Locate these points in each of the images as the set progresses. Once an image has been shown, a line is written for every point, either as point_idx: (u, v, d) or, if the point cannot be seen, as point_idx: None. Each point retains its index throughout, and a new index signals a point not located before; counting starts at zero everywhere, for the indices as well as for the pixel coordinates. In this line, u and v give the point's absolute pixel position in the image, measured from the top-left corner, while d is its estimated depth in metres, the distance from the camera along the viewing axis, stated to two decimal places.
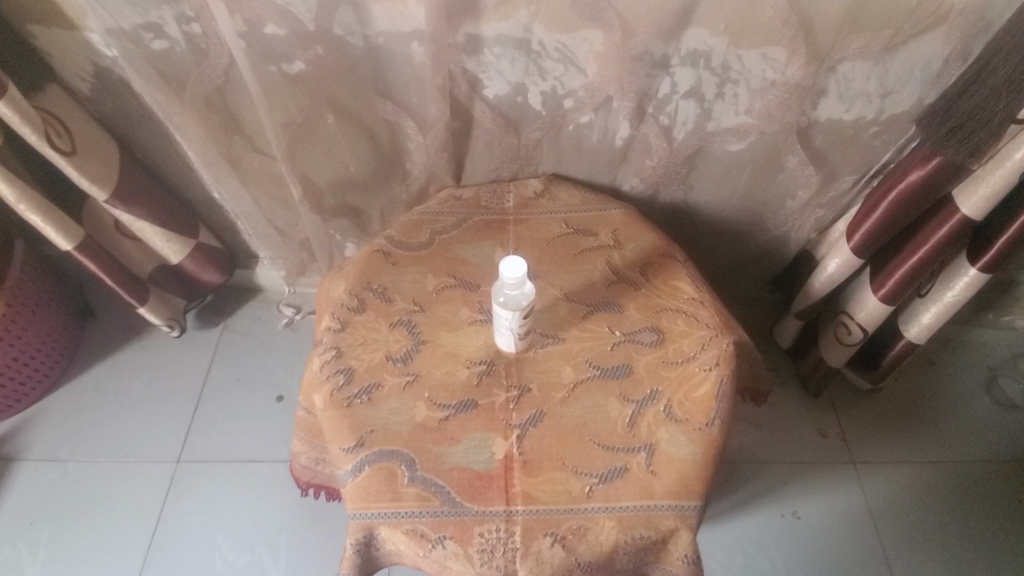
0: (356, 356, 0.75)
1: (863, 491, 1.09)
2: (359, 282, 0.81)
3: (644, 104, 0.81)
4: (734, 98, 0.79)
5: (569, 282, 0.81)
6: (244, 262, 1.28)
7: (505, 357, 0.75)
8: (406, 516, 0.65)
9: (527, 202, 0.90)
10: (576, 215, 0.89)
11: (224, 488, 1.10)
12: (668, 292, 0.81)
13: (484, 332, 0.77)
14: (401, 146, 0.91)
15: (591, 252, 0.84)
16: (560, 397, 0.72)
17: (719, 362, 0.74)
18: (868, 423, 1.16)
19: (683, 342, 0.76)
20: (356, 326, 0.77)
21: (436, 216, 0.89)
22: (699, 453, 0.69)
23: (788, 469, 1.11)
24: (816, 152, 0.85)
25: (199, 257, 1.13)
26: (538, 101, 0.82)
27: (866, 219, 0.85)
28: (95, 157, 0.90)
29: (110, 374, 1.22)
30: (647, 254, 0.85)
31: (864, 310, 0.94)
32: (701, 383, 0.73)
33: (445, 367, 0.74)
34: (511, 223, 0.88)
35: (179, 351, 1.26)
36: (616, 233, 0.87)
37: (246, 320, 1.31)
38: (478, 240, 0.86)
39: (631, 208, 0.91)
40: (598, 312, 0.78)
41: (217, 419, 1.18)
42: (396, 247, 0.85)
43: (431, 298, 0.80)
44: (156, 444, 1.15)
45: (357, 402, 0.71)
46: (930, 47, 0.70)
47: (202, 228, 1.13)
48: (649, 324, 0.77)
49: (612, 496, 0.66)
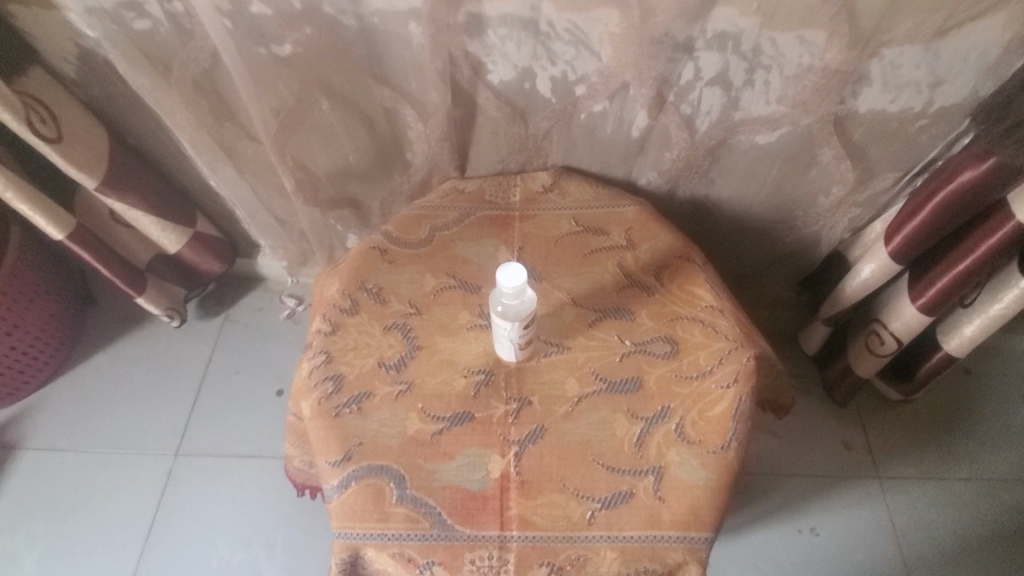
0: (346, 361, 0.70)
1: (889, 509, 1.03)
2: (352, 282, 0.76)
3: (665, 91, 0.74)
4: (765, 86, 0.71)
5: (576, 285, 0.76)
6: (244, 250, 1.24)
7: (505, 367, 0.70)
8: (394, 538, 0.61)
9: (534, 196, 0.84)
10: (587, 211, 0.82)
11: (221, 484, 1.08)
12: (684, 299, 0.74)
13: (483, 339, 0.72)
14: (401, 134, 0.86)
15: (602, 252, 0.78)
16: (562, 412, 0.67)
17: (738, 378, 0.68)
18: (896, 434, 1.09)
19: (698, 354, 0.70)
20: (348, 329, 0.73)
21: (436, 210, 0.83)
22: (712, 479, 0.63)
23: (809, 482, 1.05)
24: (854, 145, 0.77)
25: (198, 245, 1.10)
26: (547, 87, 0.75)
27: (905, 223, 0.78)
28: (82, 144, 0.86)
29: (111, 363, 1.21)
30: (663, 255, 0.78)
31: (900, 319, 0.86)
32: (717, 401, 0.67)
33: (441, 376, 0.70)
34: (516, 219, 0.82)
35: (180, 342, 1.24)
36: (629, 233, 0.80)
37: (247, 310, 1.28)
38: (481, 237, 0.80)
39: (646, 204, 0.84)
40: (607, 320, 0.73)
41: (215, 414, 1.16)
42: (393, 244, 0.80)
43: (429, 300, 0.75)
44: (155, 437, 1.13)
45: (345, 412, 0.67)
46: (990, 31, 0.62)
47: (199, 217, 1.09)
48: (662, 333, 0.72)
49: (615, 524, 0.61)
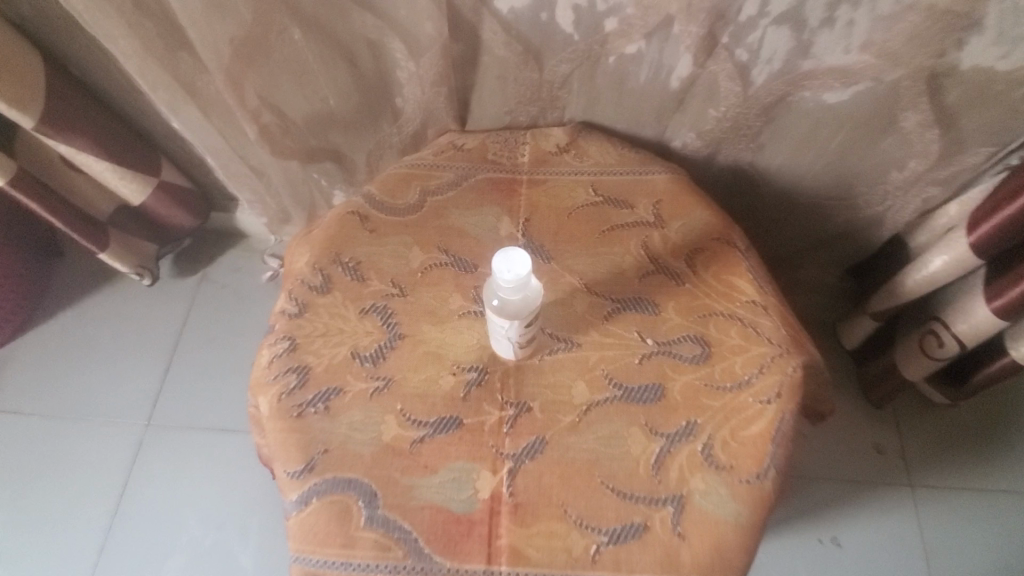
0: (314, 350, 0.60)
1: (920, 521, 0.94)
2: (325, 254, 0.65)
3: (718, 31, 0.59)
4: (847, 28, 0.56)
5: (591, 268, 0.63)
6: (221, 204, 1.12)
7: (502, 364, 0.59)
8: (360, 569, 0.51)
9: (546, 157, 0.70)
10: (608, 178, 0.69)
11: (195, 459, 1.01)
12: (720, 291, 0.62)
13: (477, 329, 0.61)
14: (389, 75, 0.71)
15: (624, 229, 0.65)
16: (567, 423, 0.56)
17: (781, 393, 0.56)
18: (935, 439, 0.98)
19: (735, 360, 0.58)
20: (318, 310, 0.61)
21: (429, 169, 0.70)
22: (744, 515, 0.53)
23: (834, 488, 0.96)
24: (944, 109, 0.63)
25: (166, 197, 0.98)
26: (569, 20, 0.60)
27: (1000, 209, 0.63)
28: (12, 75, 0.72)
29: (78, 321, 1.11)
30: (697, 236, 0.65)
31: (968, 321, 0.74)
32: (755, 419, 0.55)
33: (426, 372, 0.59)
34: (523, 184, 0.69)
35: (152, 301, 1.13)
36: (658, 207, 0.67)
37: (227, 270, 1.17)
38: (480, 204, 0.67)
39: (679, 172, 0.70)
40: (626, 313, 0.61)
41: (189, 382, 1.07)
42: (376, 209, 0.67)
43: (415, 279, 0.63)
44: (125, 404, 1.05)
45: (309, 412, 0.56)
46: None
47: (165, 165, 0.97)
48: (692, 332, 0.60)
49: (623, 564, 0.51)
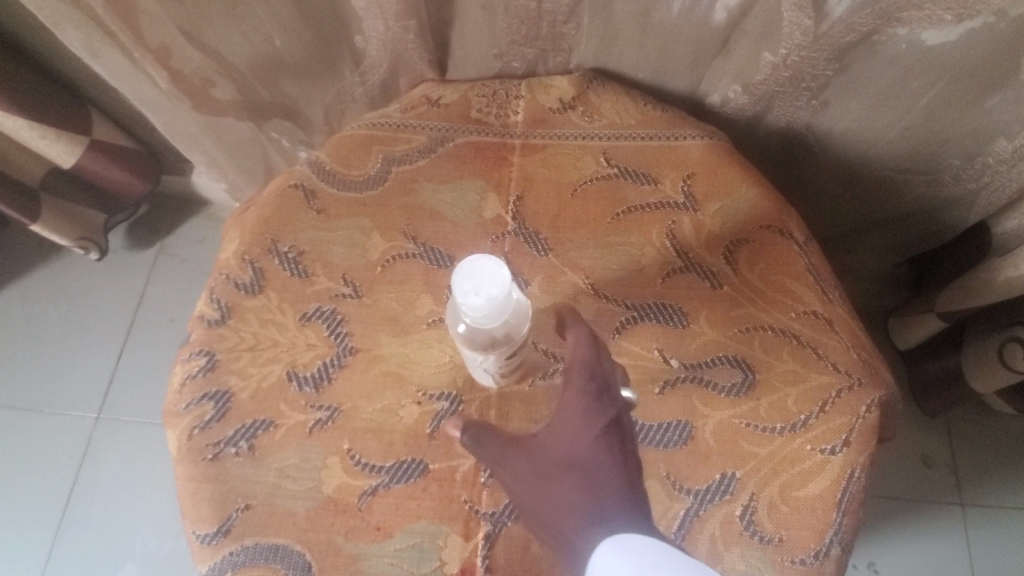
0: (239, 369, 0.46)
1: (971, 547, 0.81)
2: (258, 241, 0.50)
3: None
4: None
5: (601, 265, 0.49)
6: (174, 166, 0.97)
7: (481, 391, 0.46)
8: None
9: (546, 114, 0.54)
10: (626, 143, 0.53)
11: (149, 457, 0.90)
12: (771, 297, 0.47)
13: (451, 343, 0.47)
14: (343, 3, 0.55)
15: (646, 213, 0.50)
16: None
17: (849, 440, 0.43)
18: (994, 451, 0.85)
19: (788, 394, 0.44)
20: (246, 316, 0.48)
21: (394, 129, 0.54)
22: None
23: (873, 507, 0.83)
24: None
25: (101, 159, 0.83)
26: None
27: None
28: None
29: (21, 297, 0.99)
30: (742, 223, 0.49)
31: None
32: (814, 477, 0.42)
33: (382, 400, 0.45)
34: (515, 151, 0.53)
35: (103, 276, 1.00)
36: (691, 183, 0.51)
37: (186, 241, 1.03)
38: (459, 178, 0.52)
39: (719, 135, 0.54)
40: (646, 325, 0.47)
41: (145, 369, 0.95)
42: (325, 182, 0.52)
43: (373, 275, 0.49)
44: (74, 391, 0.94)
45: (228, 454, 0.44)
46: None
47: (98, 120, 0.81)
48: (732, 354, 0.45)
49: None
